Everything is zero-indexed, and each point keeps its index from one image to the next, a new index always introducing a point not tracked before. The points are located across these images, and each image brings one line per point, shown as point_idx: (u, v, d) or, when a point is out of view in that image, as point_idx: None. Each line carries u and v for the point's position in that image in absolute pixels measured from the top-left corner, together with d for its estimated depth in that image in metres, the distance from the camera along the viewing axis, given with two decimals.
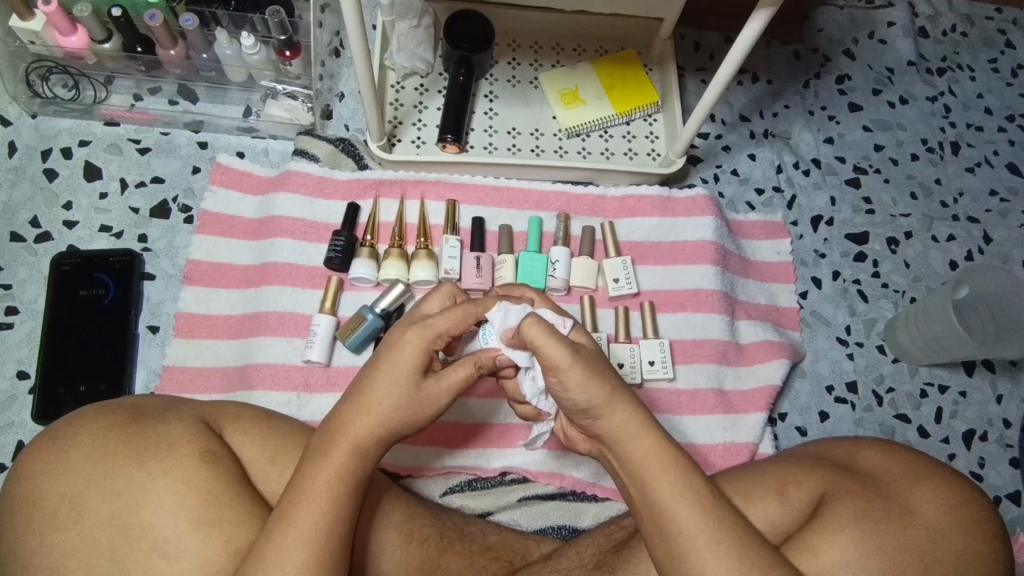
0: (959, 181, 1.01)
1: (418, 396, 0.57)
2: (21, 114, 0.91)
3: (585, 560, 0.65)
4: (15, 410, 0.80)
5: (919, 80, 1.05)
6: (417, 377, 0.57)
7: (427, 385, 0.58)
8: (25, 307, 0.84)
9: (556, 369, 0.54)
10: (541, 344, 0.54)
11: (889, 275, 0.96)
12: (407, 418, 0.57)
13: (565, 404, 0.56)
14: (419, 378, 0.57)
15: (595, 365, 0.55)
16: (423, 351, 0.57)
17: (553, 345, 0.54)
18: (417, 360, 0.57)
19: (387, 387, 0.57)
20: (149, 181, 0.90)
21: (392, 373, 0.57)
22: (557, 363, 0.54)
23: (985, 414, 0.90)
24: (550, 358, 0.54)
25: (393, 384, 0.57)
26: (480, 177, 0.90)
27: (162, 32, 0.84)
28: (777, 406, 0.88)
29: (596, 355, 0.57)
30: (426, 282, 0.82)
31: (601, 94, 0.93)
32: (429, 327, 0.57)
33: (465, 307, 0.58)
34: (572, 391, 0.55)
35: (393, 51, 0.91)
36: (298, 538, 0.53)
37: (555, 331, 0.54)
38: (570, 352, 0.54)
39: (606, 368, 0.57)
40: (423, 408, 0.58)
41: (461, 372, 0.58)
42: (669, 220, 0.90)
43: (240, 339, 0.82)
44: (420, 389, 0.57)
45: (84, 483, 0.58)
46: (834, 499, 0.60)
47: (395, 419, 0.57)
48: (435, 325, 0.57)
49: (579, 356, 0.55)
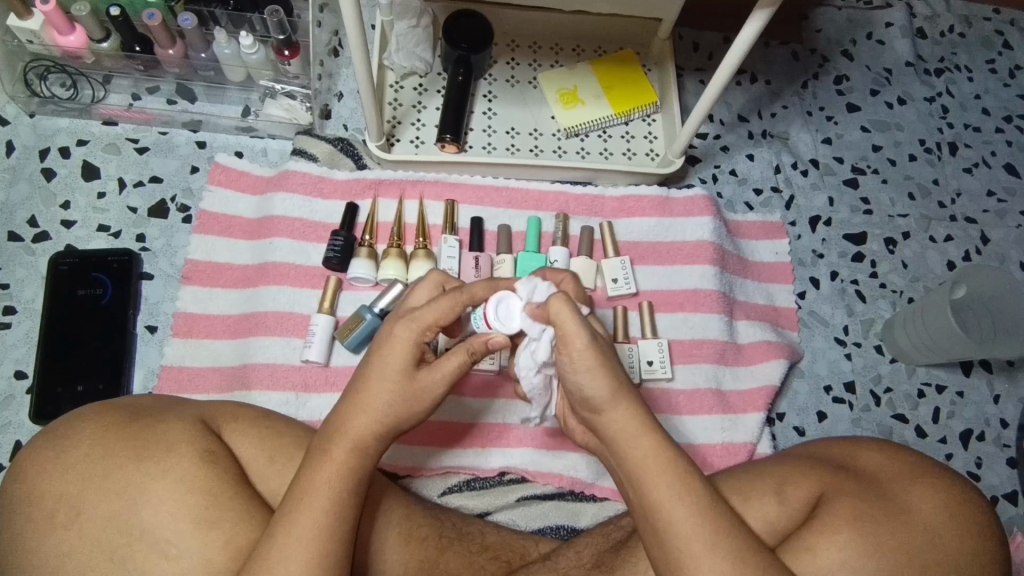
0: (957, 181, 1.01)
1: (413, 388, 0.57)
2: (19, 114, 0.91)
3: (584, 560, 0.65)
4: (13, 409, 0.80)
5: (917, 81, 1.06)
6: (410, 370, 0.58)
7: (420, 376, 0.58)
8: (22, 307, 0.84)
9: (574, 349, 0.54)
10: (565, 323, 0.53)
11: (887, 275, 0.96)
12: (405, 412, 0.58)
13: (574, 394, 0.57)
14: (411, 369, 0.58)
15: (608, 357, 0.56)
16: (413, 344, 0.57)
17: (576, 324, 0.53)
18: (407, 354, 0.57)
19: (382, 383, 0.57)
20: (148, 181, 0.90)
21: (384, 368, 0.57)
22: (575, 343, 0.54)
23: (983, 414, 0.90)
24: (570, 337, 0.54)
25: (387, 380, 0.57)
26: (480, 177, 0.90)
27: (160, 31, 0.84)
28: (776, 406, 0.89)
29: (612, 346, 0.57)
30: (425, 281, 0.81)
31: (600, 94, 0.93)
32: (416, 320, 0.57)
33: (452, 296, 0.57)
34: (581, 375, 0.55)
35: (392, 51, 0.91)
36: (297, 539, 0.53)
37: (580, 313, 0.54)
38: (591, 336, 0.54)
39: (617, 362, 0.57)
40: (420, 400, 0.58)
41: (454, 360, 0.58)
42: (668, 220, 0.90)
43: (238, 339, 0.82)
44: (415, 380, 0.58)
45: (83, 483, 0.58)
46: (832, 499, 0.60)
47: (394, 414, 0.57)
48: (423, 317, 0.57)
49: (598, 344, 0.55)
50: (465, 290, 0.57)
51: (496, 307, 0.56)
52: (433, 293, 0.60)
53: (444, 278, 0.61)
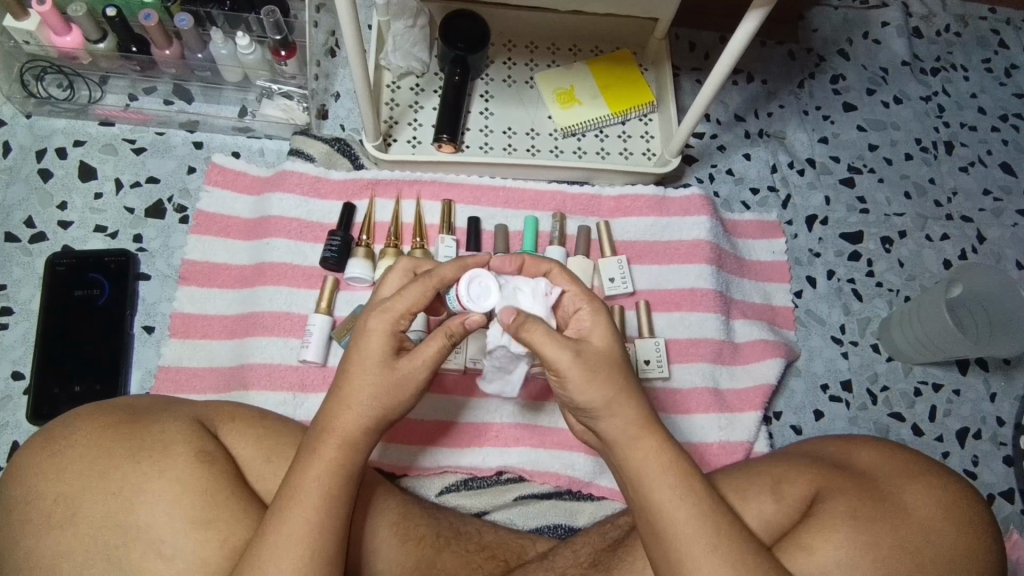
0: (953, 180, 1.01)
1: (394, 377, 0.57)
2: (15, 114, 0.91)
3: (581, 559, 0.65)
4: (10, 410, 0.80)
5: (913, 80, 1.06)
6: (388, 360, 0.57)
7: (400, 364, 0.57)
8: (19, 308, 0.84)
9: (558, 370, 0.55)
10: (543, 348, 0.55)
11: (883, 274, 0.96)
12: (389, 402, 0.57)
13: (565, 399, 0.58)
14: (391, 360, 0.57)
15: (600, 366, 0.56)
16: (389, 334, 0.57)
17: (553, 349, 0.55)
18: (383, 344, 0.57)
19: (363, 375, 0.57)
20: (145, 181, 0.90)
21: (364, 361, 0.57)
22: (558, 365, 0.55)
23: (979, 412, 0.90)
24: (552, 361, 0.55)
25: (367, 372, 0.57)
26: (476, 177, 0.90)
27: (157, 32, 0.84)
28: (772, 404, 0.89)
29: (605, 352, 0.57)
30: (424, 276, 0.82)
31: (596, 94, 0.93)
32: (388, 309, 0.57)
33: (421, 281, 0.57)
34: (571, 390, 0.56)
35: (388, 51, 0.91)
36: (295, 538, 0.53)
37: (557, 336, 0.55)
38: (571, 356, 0.55)
39: (614, 367, 0.56)
40: (403, 388, 0.58)
41: (433, 345, 0.57)
42: (664, 220, 0.90)
43: (235, 339, 0.82)
44: (395, 369, 0.57)
45: (79, 483, 0.58)
46: (826, 496, 0.61)
47: (378, 405, 0.57)
48: (395, 306, 0.57)
49: (582, 358, 0.55)
50: (433, 274, 0.58)
51: (468, 284, 0.57)
52: (403, 281, 0.61)
53: (415, 265, 0.62)
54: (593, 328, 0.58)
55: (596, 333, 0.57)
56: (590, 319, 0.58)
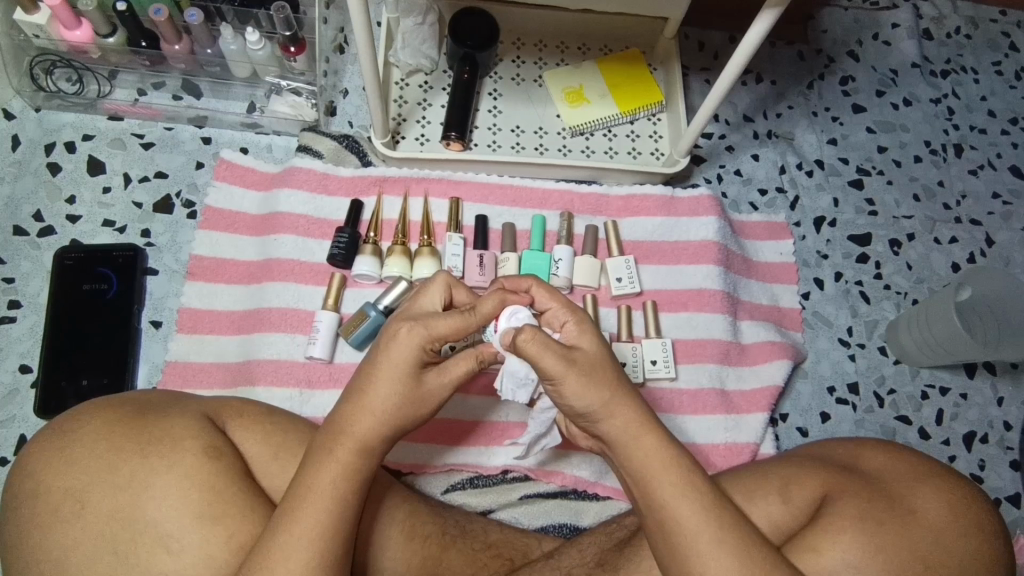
0: (962, 183, 1.01)
1: (419, 392, 0.57)
2: (24, 109, 0.91)
3: (586, 559, 0.65)
4: (17, 404, 0.81)
5: (923, 82, 1.05)
6: (415, 373, 0.57)
7: (427, 380, 0.58)
8: (27, 301, 0.84)
9: (553, 379, 0.54)
10: (539, 360, 0.53)
11: (891, 276, 0.96)
12: (408, 416, 0.58)
13: (566, 407, 0.57)
14: (418, 373, 0.57)
15: (594, 371, 0.55)
16: (419, 349, 0.57)
17: (549, 359, 0.53)
18: (413, 357, 0.57)
19: (387, 386, 0.57)
20: (153, 176, 0.90)
21: (390, 370, 0.57)
22: (549, 375, 0.54)
23: (986, 416, 0.90)
24: (547, 373, 0.54)
25: (391, 381, 0.57)
26: (485, 175, 0.90)
27: (166, 27, 0.84)
28: (779, 406, 0.88)
29: (598, 358, 0.56)
30: (461, 267, 0.83)
31: (605, 93, 0.93)
32: (428, 327, 0.56)
33: (464, 316, 0.57)
34: (567, 397, 0.55)
35: (398, 48, 0.91)
36: (302, 537, 0.53)
37: (553, 346, 0.54)
38: (564, 365, 0.53)
39: (608, 367, 0.56)
40: (424, 403, 0.58)
41: (463, 365, 0.59)
42: (672, 220, 0.90)
43: (242, 335, 0.82)
44: (421, 384, 0.57)
45: (87, 477, 0.58)
46: (836, 500, 0.60)
47: (397, 415, 0.57)
48: (435, 327, 0.56)
49: (577, 366, 0.54)
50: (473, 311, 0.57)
51: (508, 318, 0.57)
52: (444, 296, 0.60)
53: (453, 279, 0.60)
54: (579, 337, 0.57)
55: (583, 340, 0.57)
56: (574, 330, 0.57)
